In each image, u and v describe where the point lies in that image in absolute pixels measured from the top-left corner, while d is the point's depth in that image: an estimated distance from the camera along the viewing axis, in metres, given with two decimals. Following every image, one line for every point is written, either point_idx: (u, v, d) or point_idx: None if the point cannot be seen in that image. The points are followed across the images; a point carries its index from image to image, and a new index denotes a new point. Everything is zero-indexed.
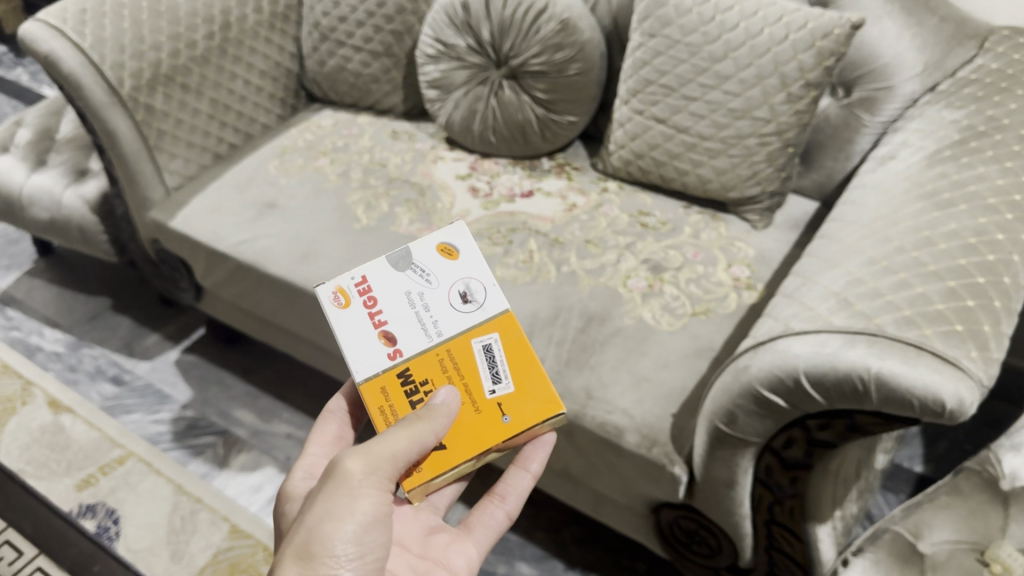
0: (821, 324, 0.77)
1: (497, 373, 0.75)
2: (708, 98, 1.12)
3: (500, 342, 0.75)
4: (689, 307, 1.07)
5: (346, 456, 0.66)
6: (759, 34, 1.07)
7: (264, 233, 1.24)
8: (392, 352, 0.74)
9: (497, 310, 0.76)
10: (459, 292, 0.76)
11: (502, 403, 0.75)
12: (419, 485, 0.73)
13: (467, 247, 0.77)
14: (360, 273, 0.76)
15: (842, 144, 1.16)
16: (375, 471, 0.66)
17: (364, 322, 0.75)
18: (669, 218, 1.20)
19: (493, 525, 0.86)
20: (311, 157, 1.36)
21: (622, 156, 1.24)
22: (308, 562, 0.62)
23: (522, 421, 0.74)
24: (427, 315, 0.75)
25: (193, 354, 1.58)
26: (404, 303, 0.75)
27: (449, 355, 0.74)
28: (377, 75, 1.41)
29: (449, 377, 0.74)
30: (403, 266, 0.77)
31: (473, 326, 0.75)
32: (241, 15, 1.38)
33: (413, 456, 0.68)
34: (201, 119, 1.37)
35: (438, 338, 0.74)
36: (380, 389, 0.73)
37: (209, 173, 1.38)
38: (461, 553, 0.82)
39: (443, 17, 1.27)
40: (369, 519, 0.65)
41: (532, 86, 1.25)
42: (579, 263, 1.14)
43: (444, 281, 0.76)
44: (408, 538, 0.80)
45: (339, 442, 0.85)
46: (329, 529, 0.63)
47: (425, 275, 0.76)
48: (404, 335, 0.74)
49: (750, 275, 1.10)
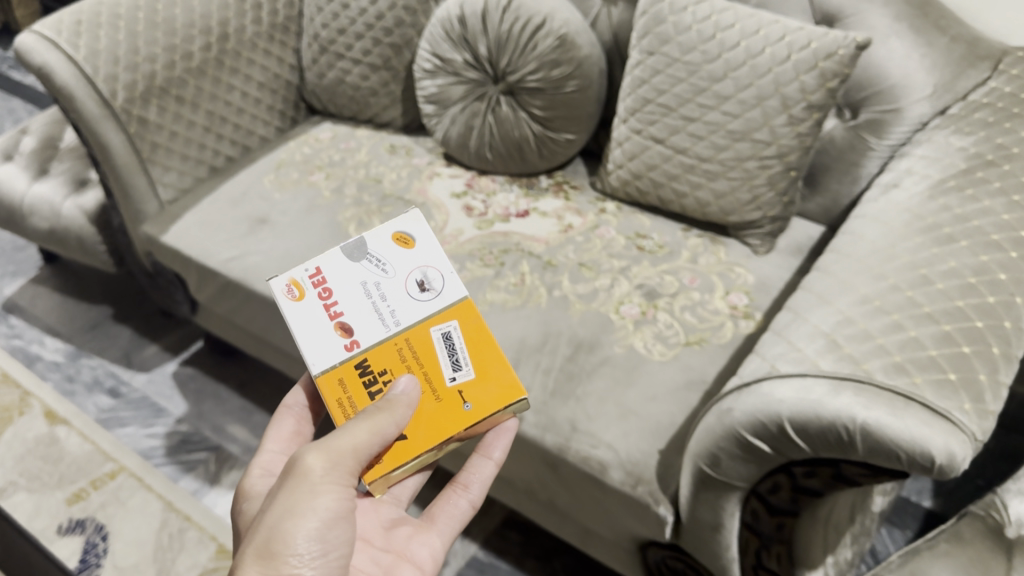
0: (808, 367, 0.73)
1: (457, 360, 0.74)
2: (707, 118, 1.08)
3: (459, 330, 0.74)
4: (683, 336, 1.02)
5: (304, 452, 0.64)
6: (760, 53, 1.03)
7: (255, 249, 1.22)
8: (349, 343, 0.73)
9: (456, 298, 0.75)
10: (416, 281, 0.74)
11: (462, 390, 0.74)
12: (380, 477, 0.71)
13: (423, 236, 0.76)
14: (314, 265, 0.75)
15: (848, 167, 1.11)
16: (336, 466, 0.63)
17: (320, 315, 0.73)
18: (667, 241, 1.16)
19: (457, 514, 0.83)
20: (306, 172, 1.34)
21: (620, 176, 1.20)
22: (269, 561, 0.59)
23: (484, 409, 0.73)
24: (384, 305, 0.74)
25: (191, 367, 1.56)
26: (360, 294, 0.74)
27: (407, 345, 0.73)
28: (375, 88, 1.38)
29: (408, 366, 0.72)
30: (358, 257, 0.75)
31: (432, 315, 0.74)
32: (238, 26, 1.36)
33: (374, 449, 0.66)
34: (197, 132, 1.35)
35: (395, 328, 0.73)
36: (338, 381, 0.72)
37: (205, 187, 1.36)
38: (425, 544, 0.79)
39: (440, 31, 1.24)
40: (332, 515, 0.62)
41: (529, 102, 1.22)
42: (571, 287, 1.10)
43: (400, 271, 0.74)
44: (370, 531, 0.76)
45: (297, 438, 0.82)
46: (291, 526, 0.60)
47: (381, 265, 0.75)
48: (361, 326, 0.73)
49: (749, 303, 1.06)
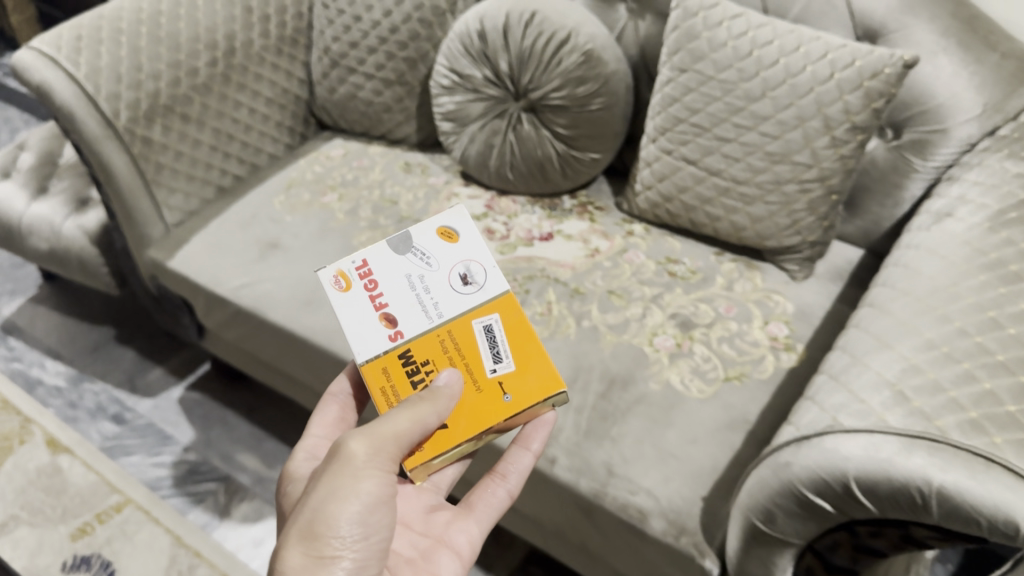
0: (874, 422, 0.68)
1: (498, 352, 0.72)
2: (743, 139, 1.03)
3: (501, 322, 0.73)
4: (722, 371, 0.97)
5: (348, 438, 0.64)
6: (801, 71, 0.98)
7: (267, 275, 1.17)
8: (393, 334, 0.72)
9: (497, 292, 0.73)
10: (459, 275, 0.73)
11: (503, 381, 0.72)
12: (421, 464, 0.70)
13: (468, 230, 0.74)
14: (360, 257, 0.74)
15: (891, 189, 1.06)
16: (379, 452, 0.63)
17: (366, 307, 0.72)
18: (699, 266, 1.10)
19: (495, 505, 0.81)
20: (318, 192, 1.29)
21: (649, 198, 1.14)
22: (311, 542, 0.60)
23: (524, 401, 0.72)
24: (428, 297, 0.72)
25: (197, 391, 1.51)
26: (405, 286, 0.73)
27: (450, 336, 0.72)
28: (389, 103, 1.33)
29: (449, 358, 0.72)
30: (404, 250, 0.74)
31: (475, 308, 0.72)
32: (246, 40, 1.31)
33: (416, 437, 0.66)
34: (204, 150, 1.29)
35: (438, 320, 0.72)
36: (381, 369, 0.71)
37: (212, 208, 1.30)
38: (463, 530, 0.78)
39: (458, 46, 1.19)
40: (374, 501, 0.62)
41: (552, 120, 1.16)
42: (600, 317, 1.05)
43: (445, 264, 0.73)
44: (410, 515, 0.77)
45: (341, 424, 0.82)
46: (334, 509, 0.61)
47: (425, 258, 0.73)
48: (405, 316, 0.72)
49: (789, 334, 1.01)
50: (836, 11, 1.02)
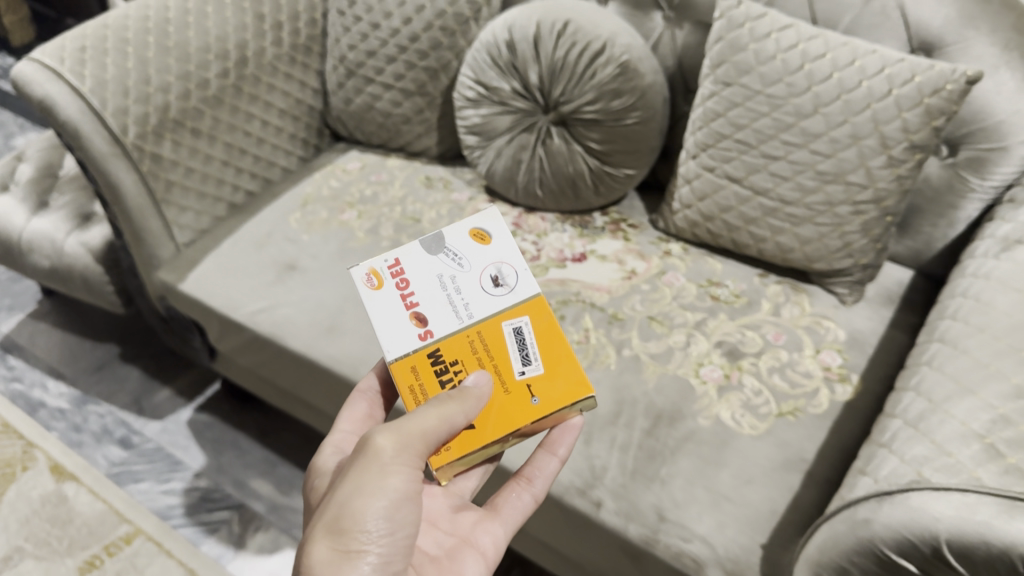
0: (965, 480, 0.63)
1: (527, 355, 0.69)
2: (793, 157, 0.98)
3: (531, 325, 0.69)
4: (774, 406, 0.92)
5: (375, 431, 0.60)
6: (856, 87, 0.93)
7: (286, 299, 1.11)
8: (422, 333, 0.68)
9: (529, 294, 0.70)
10: (491, 276, 0.70)
11: (531, 383, 0.69)
12: (446, 464, 0.67)
13: (500, 232, 0.71)
14: (393, 255, 0.71)
15: (945, 208, 1.01)
16: (406, 447, 0.60)
17: (396, 304, 0.69)
18: (743, 289, 1.05)
19: (521, 508, 0.76)
20: (336, 209, 1.23)
21: (688, 217, 1.09)
22: (337, 537, 0.57)
23: (551, 405, 0.68)
24: (459, 298, 0.69)
25: (207, 413, 1.45)
26: (436, 285, 0.69)
27: (480, 337, 0.68)
28: (408, 115, 1.27)
29: (479, 359, 0.68)
30: (435, 250, 0.71)
31: (505, 309, 0.69)
32: (258, 49, 1.25)
33: (444, 436, 0.62)
34: (215, 165, 1.23)
35: (468, 321, 0.68)
36: (410, 367, 0.68)
37: (224, 226, 1.24)
38: (488, 532, 0.73)
39: (484, 57, 1.13)
40: (401, 497, 0.59)
41: (585, 135, 1.11)
42: (641, 345, 0.99)
43: (477, 264, 0.70)
44: (435, 514, 0.73)
45: (369, 420, 0.77)
46: (360, 505, 0.57)
47: (457, 258, 0.70)
48: (435, 316, 0.69)
49: (843, 364, 0.96)
50: (889, 23, 0.97)
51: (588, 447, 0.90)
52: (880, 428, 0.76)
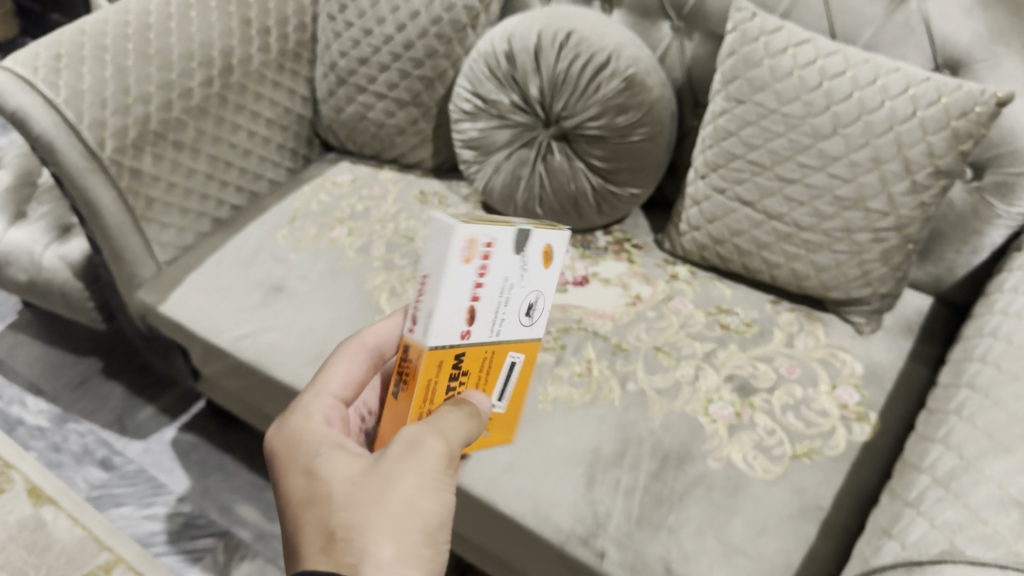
0: (1006, 555, 0.58)
1: (505, 392, 0.61)
2: (809, 180, 0.92)
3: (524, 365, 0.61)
4: (788, 448, 0.87)
5: (416, 433, 0.51)
6: (878, 107, 0.87)
7: (272, 324, 1.05)
8: (466, 330, 0.54)
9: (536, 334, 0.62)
10: (531, 305, 0.58)
11: (494, 416, 0.62)
12: None
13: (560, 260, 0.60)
14: (495, 235, 0.53)
15: (969, 234, 0.95)
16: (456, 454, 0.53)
17: (466, 283, 0.53)
18: (754, 318, 1.00)
19: None
20: (325, 226, 1.17)
21: (696, 239, 1.03)
22: (431, 543, 0.48)
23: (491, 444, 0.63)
24: (503, 310, 0.56)
25: (192, 433, 1.39)
26: (499, 289, 0.55)
27: (491, 357, 0.58)
28: (402, 126, 1.22)
29: (479, 380, 0.59)
30: (521, 248, 0.55)
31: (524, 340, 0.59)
32: (244, 55, 1.18)
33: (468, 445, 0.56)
34: (198, 179, 1.17)
35: (497, 337, 0.57)
36: (437, 363, 0.54)
37: (208, 243, 1.18)
38: None
39: (482, 68, 1.07)
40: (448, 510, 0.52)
41: (588, 151, 1.05)
42: (647, 379, 0.94)
43: (531, 286, 0.57)
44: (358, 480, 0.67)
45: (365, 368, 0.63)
46: (438, 509, 0.49)
47: (528, 267, 0.56)
48: (483, 318, 0.55)
49: (861, 401, 0.91)
50: (914, 37, 0.91)
51: (590, 490, 0.84)
52: (906, 482, 0.71)
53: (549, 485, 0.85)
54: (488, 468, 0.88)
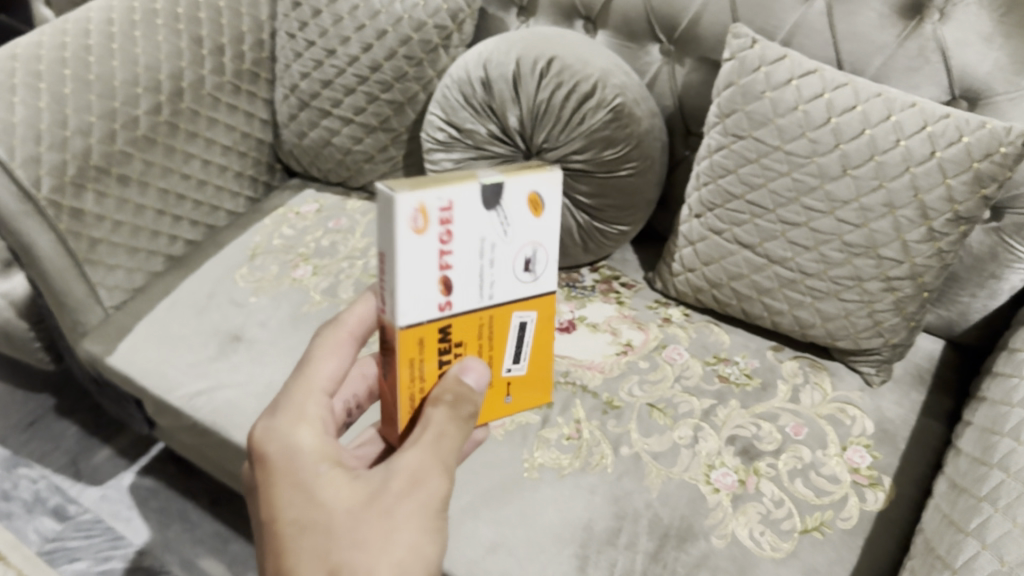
0: None
1: (518, 351, 0.55)
2: (815, 224, 0.84)
3: (536, 321, 0.54)
4: (798, 521, 0.80)
5: (422, 462, 0.49)
6: (892, 147, 0.79)
7: (230, 379, 0.96)
8: (443, 304, 0.49)
9: (549, 288, 0.53)
10: (524, 259, 0.51)
11: (512, 381, 0.57)
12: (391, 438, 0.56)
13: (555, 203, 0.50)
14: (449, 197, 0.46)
15: (985, 277, 0.88)
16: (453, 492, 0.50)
17: (428, 260, 0.47)
18: (755, 367, 0.93)
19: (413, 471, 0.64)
20: (288, 264, 1.08)
21: (691, 281, 0.96)
22: None
23: (521, 404, 0.58)
24: (489, 273, 0.50)
25: (152, 478, 1.31)
26: (476, 252, 0.48)
27: (490, 322, 0.52)
28: (370, 153, 1.13)
29: (480, 344, 0.52)
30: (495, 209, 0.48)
31: (524, 299, 0.52)
32: (196, 78, 1.08)
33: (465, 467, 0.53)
34: (148, 216, 1.07)
35: (489, 300, 0.51)
36: (416, 339, 0.50)
37: (160, 284, 1.09)
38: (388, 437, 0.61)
39: (456, 95, 0.98)
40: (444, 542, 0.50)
41: (572, 187, 0.96)
42: (642, 442, 0.86)
43: (519, 238, 0.50)
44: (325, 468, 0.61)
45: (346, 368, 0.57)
46: (430, 551, 0.47)
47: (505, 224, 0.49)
48: (464, 283, 0.49)
49: (872, 464, 0.84)
50: (928, 67, 0.83)
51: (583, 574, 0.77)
52: None
53: (538, 568, 0.77)
54: (469, 550, 0.79)
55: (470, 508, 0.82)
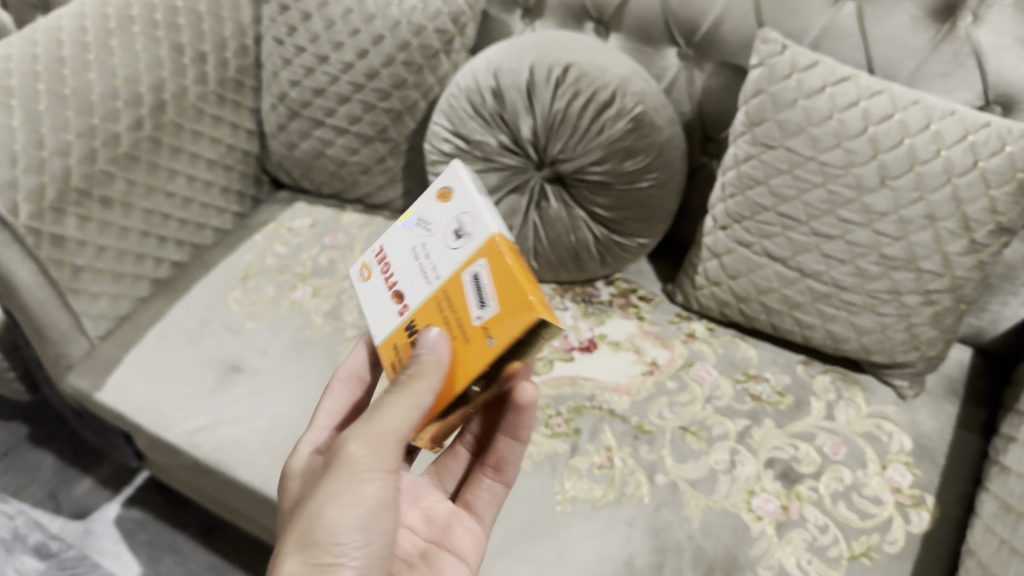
0: None
1: (481, 296, 0.49)
2: (851, 237, 0.81)
3: (483, 266, 0.49)
4: (845, 547, 0.77)
5: (347, 438, 0.52)
6: (932, 157, 0.75)
7: (231, 415, 0.90)
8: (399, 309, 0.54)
9: (483, 233, 0.49)
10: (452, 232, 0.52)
11: (489, 326, 0.49)
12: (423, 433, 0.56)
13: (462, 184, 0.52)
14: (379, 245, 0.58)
15: (1017, 285, 0.86)
16: (382, 449, 0.52)
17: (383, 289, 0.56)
18: (786, 384, 0.91)
19: (493, 497, 0.71)
20: (285, 285, 1.02)
21: (716, 295, 0.93)
22: (311, 550, 0.49)
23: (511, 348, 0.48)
24: (427, 262, 0.53)
25: (139, 509, 1.24)
26: (409, 259, 0.54)
27: (444, 297, 0.51)
28: (366, 164, 1.07)
29: (443, 322, 0.51)
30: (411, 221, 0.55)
31: (463, 258, 0.50)
32: (178, 89, 1.01)
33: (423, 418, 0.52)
34: (132, 239, 1.01)
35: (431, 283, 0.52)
36: (393, 346, 0.55)
37: (148, 310, 1.02)
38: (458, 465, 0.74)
39: (464, 105, 0.93)
40: (380, 500, 0.52)
41: (588, 199, 0.92)
42: (677, 469, 0.83)
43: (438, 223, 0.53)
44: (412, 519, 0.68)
45: (352, 411, 0.68)
46: (333, 512, 0.50)
47: (426, 225, 0.54)
48: (408, 285, 0.54)
49: (914, 483, 0.82)
50: (963, 72, 0.79)
51: None
52: None
53: None
54: None
55: (502, 547, 0.78)
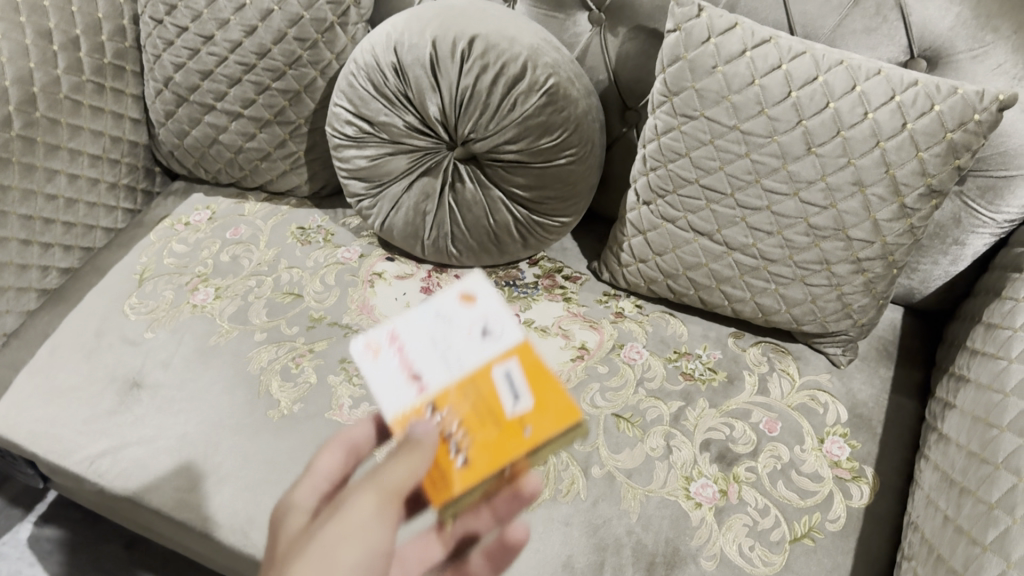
0: None
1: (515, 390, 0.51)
2: (777, 208, 0.77)
3: (516, 368, 0.51)
4: (786, 529, 0.75)
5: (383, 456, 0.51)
6: (859, 120, 0.71)
7: (136, 435, 0.83)
8: (417, 387, 0.51)
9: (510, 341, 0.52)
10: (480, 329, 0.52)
11: (521, 418, 0.50)
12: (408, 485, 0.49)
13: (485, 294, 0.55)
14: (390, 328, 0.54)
15: (947, 244, 0.84)
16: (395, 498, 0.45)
17: (392, 376, 0.52)
18: (718, 360, 0.88)
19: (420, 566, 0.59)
20: (185, 288, 0.95)
21: (643, 272, 0.90)
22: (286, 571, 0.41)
23: (544, 433, 0.49)
24: (445, 347, 0.52)
25: (54, 527, 1.15)
26: (426, 349, 0.52)
27: (462, 394, 0.50)
28: (265, 149, 1.00)
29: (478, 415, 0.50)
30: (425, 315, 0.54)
31: (492, 354, 0.52)
32: (48, 79, 0.91)
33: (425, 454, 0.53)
34: (11, 249, 0.92)
35: (456, 370, 0.51)
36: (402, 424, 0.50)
37: (36, 324, 0.94)
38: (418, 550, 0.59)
39: (364, 84, 0.86)
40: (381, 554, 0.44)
41: (506, 179, 0.87)
42: (612, 460, 0.80)
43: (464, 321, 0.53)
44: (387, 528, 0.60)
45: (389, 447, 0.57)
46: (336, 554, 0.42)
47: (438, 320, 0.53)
48: (422, 364, 0.52)
49: (852, 455, 0.80)
50: (887, 26, 0.76)
51: None
52: None
53: None
54: None
55: None
